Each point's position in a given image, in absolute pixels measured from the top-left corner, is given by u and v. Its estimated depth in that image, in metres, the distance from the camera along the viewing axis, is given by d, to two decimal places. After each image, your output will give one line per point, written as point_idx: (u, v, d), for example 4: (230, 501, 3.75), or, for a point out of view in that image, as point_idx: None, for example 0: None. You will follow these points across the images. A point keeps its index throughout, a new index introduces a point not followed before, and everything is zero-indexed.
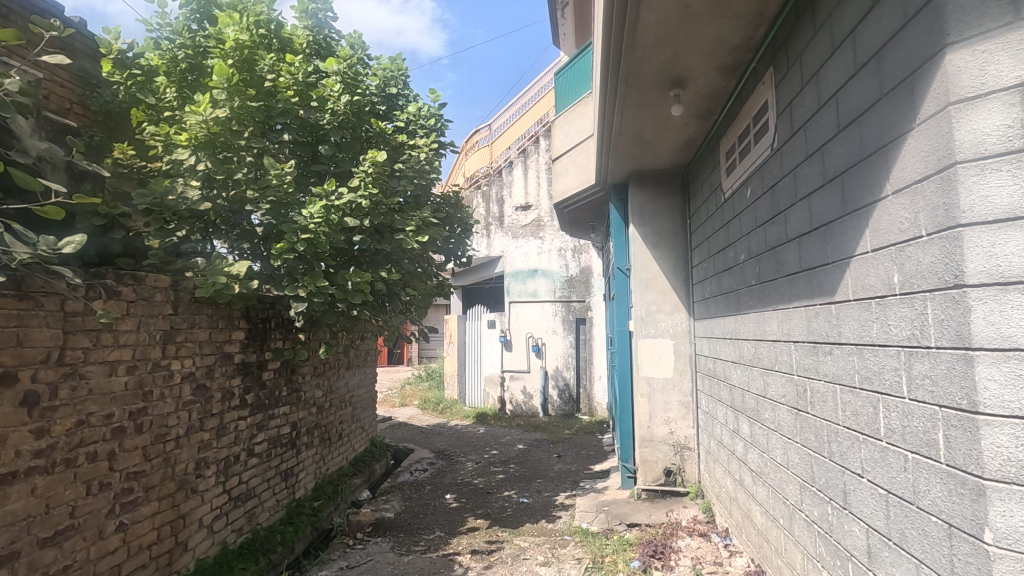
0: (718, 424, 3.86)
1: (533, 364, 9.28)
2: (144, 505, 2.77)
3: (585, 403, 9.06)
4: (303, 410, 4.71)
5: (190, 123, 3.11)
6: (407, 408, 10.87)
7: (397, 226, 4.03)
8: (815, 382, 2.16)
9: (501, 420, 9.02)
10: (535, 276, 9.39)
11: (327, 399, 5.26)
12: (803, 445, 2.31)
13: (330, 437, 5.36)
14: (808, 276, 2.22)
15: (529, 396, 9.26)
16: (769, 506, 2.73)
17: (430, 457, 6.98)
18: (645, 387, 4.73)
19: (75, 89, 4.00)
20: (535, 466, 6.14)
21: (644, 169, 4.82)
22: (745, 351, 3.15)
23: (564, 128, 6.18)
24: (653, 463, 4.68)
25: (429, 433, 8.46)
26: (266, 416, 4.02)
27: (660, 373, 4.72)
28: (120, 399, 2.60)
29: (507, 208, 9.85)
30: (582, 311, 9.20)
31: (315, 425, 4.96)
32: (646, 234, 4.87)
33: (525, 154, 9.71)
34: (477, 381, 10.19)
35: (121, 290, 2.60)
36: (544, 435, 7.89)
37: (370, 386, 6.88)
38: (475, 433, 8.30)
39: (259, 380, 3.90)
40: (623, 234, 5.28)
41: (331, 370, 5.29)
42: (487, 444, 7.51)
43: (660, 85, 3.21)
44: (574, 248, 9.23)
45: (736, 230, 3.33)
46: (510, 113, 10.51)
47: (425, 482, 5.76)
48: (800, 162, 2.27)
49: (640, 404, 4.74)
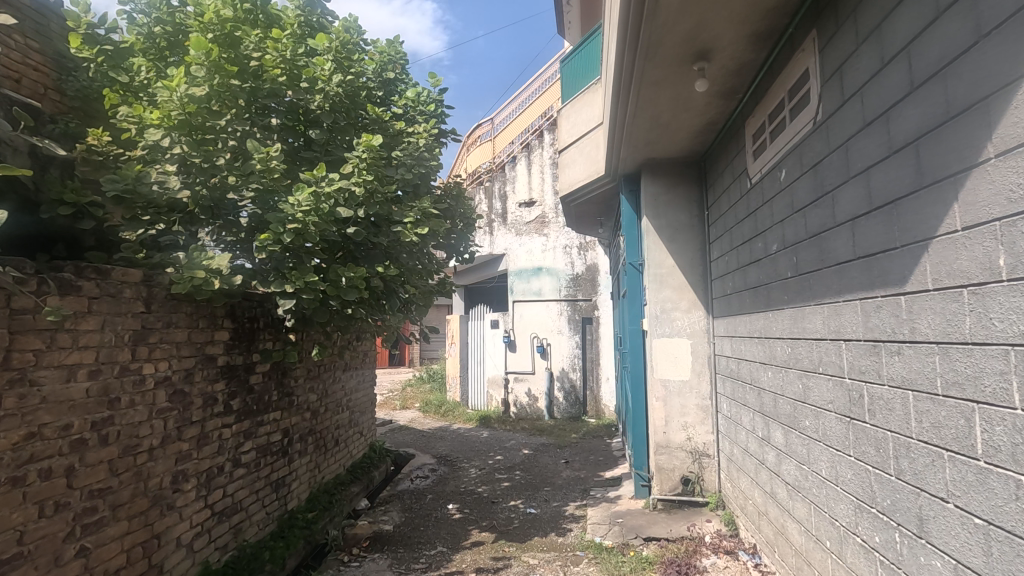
0: (743, 430, 3.57)
1: (538, 365, 8.99)
2: (110, 526, 2.47)
3: (593, 405, 8.75)
4: (296, 416, 4.42)
5: (164, 101, 2.81)
6: (408, 410, 10.59)
7: (394, 218, 3.75)
8: (875, 387, 1.87)
9: (506, 423, 8.73)
10: (540, 274, 9.10)
11: (322, 404, 4.97)
12: (857, 458, 2.01)
13: (326, 444, 5.08)
14: (865, 263, 1.92)
15: (535, 398, 8.97)
16: (811, 525, 2.44)
17: (431, 463, 6.69)
18: (661, 390, 4.43)
19: (50, 73, 3.71)
20: (542, 473, 5.85)
21: (658, 158, 4.52)
22: (778, 351, 2.84)
23: (570, 118, 5.89)
24: (669, 471, 4.37)
25: (431, 436, 8.18)
26: (254, 423, 3.73)
27: (676, 375, 4.42)
28: (81, 408, 2.31)
29: (510, 205, 9.56)
30: (588, 310, 8.90)
31: (309, 431, 4.67)
32: (661, 227, 4.57)
33: (529, 148, 9.42)
34: (480, 383, 9.90)
35: (81, 285, 2.32)
36: (550, 439, 7.59)
37: (369, 389, 6.59)
38: (479, 437, 8.00)
39: (246, 384, 3.61)
40: (636, 227, 4.95)
41: (326, 372, 5.00)
42: (491, 448, 7.22)
43: (682, 59, 2.91)
44: (579, 245, 8.94)
45: (765, 218, 3.03)
46: (513, 107, 10.22)
47: (427, 490, 5.47)
48: (854, 133, 1.98)
49: (655, 408, 4.44)
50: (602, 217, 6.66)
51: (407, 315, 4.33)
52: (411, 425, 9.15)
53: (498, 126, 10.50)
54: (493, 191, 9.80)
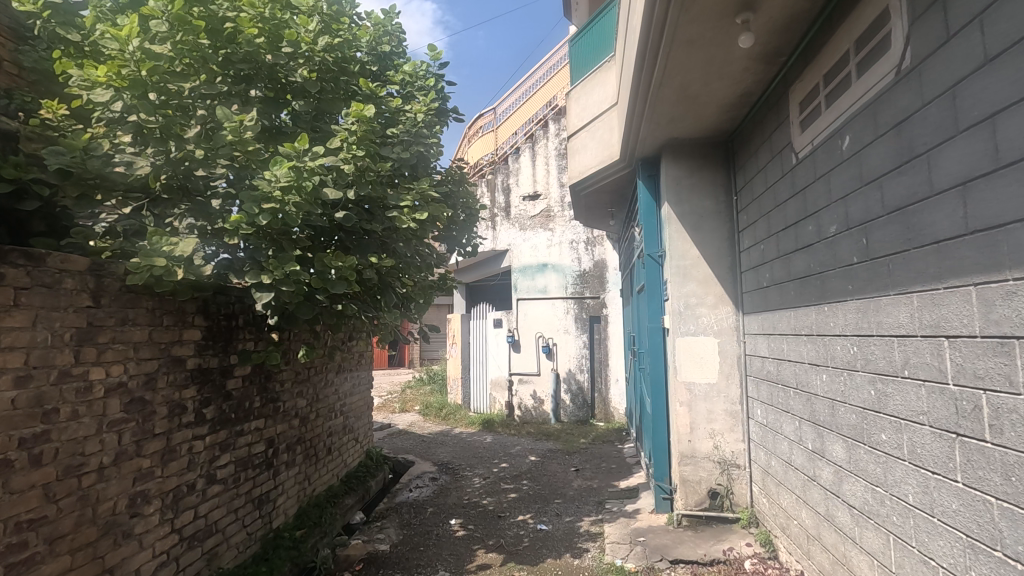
0: (785, 441, 3.16)
1: (544, 367, 8.58)
2: (46, 564, 2.05)
3: (601, 408, 8.32)
4: (282, 423, 4.00)
5: (112, 55, 2.40)
6: (407, 413, 10.16)
7: (389, 203, 3.37)
8: (1005, 399, 1.45)
9: (510, 427, 8.31)
10: (545, 271, 8.70)
11: (312, 410, 4.55)
12: (970, 486, 1.60)
13: (317, 453, 4.66)
14: (984, 238, 1.52)
15: (540, 401, 8.55)
16: (891, 561, 2.02)
17: (432, 471, 6.26)
18: (685, 394, 4.02)
19: (7, 43, 3.07)
20: (552, 483, 5.43)
21: (681, 137, 4.10)
22: (838, 350, 2.43)
23: (580, 100, 5.48)
24: (695, 484, 3.95)
25: (432, 442, 7.76)
26: (232, 433, 3.31)
27: (702, 378, 4.00)
28: (4, 423, 1.91)
29: (513, 198, 9.15)
30: (596, 309, 8.49)
31: (297, 440, 4.25)
32: (684, 214, 4.15)
33: (533, 139, 9.01)
34: (482, 385, 9.48)
35: (4, 273, 1.91)
36: (557, 444, 7.17)
37: (364, 392, 6.17)
38: (482, 442, 7.59)
39: (222, 390, 3.20)
40: (655, 215, 4.52)
41: (316, 375, 4.58)
42: (496, 455, 6.80)
43: (724, 9, 2.50)
44: (586, 240, 8.54)
45: (817, 197, 2.61)
46: (516, 96, 9.81)
47: (427, 502, 5.05)
48: (969, 74, 1.57)
49: (679, 414, 4.02)
50: (612, 208, 6.25)
51: (404, 314, 3.92)
52: (410, 430, 8.73)
53: (500, 116, 10.07)
54: (496, 184, 9.38)
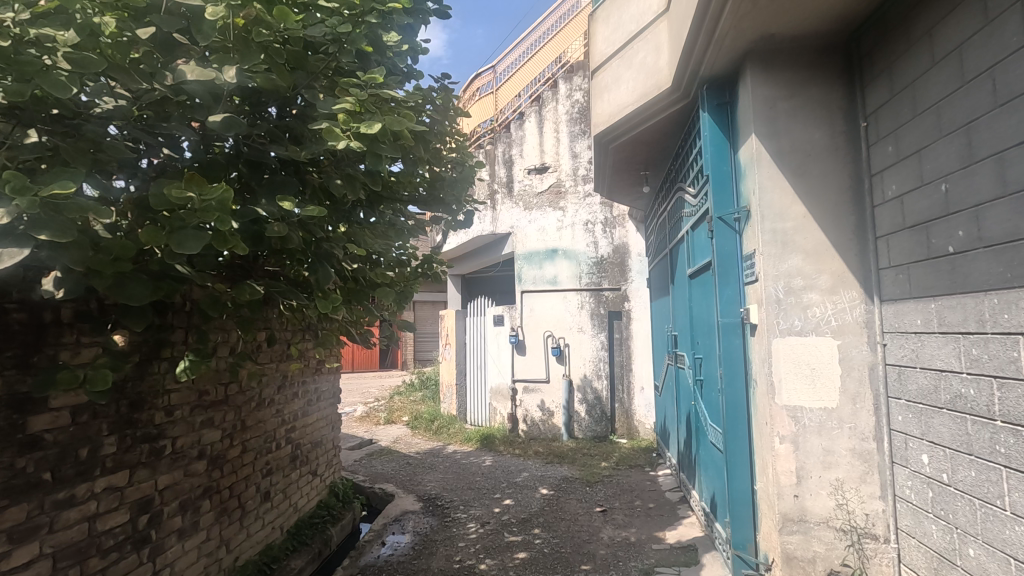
0: (1016, 525, 1.79)
1: (554, 372, 7.21)
2: None
3: (623, 422, 6.94)
4: (172, 472, 2.61)
5: None
6: (394, 425, 8.77)
7: (318, 109, 2.00)
8: None
9: (514, 445, 6.93)
10: (555, 257, 7.34)
11: (234, 443, 3.17)
12: None
13: (244, 504, 3.28)
14: None
15: (549, 413, 7.18)
16: None
17: (415, 509, 4.87)
18: (788, 426, 2.63)
19: None
20: (573, 534, 4.05)
21: (778, 36, 2.71)
22: None
23: (610, 20, 4.13)
24: (806, 565, 2.57)
25: (419, 465, 6.37)
26: (47, 505, 1.94)
27: (815, 403, 2.63)
28: None
29: (516, 172, 7.74)
30: (616, 302, 7.10)
31: (204, 492, 2.87)
32: (783, 152, 2.77)
33: (540, 102, 7.61)
34: (481, 394, 8.13)
35: None
36: (574, 470, 5.79)
37: (326, 410, 4.77)
38: (480, 466, 6.20)
39: (16, 436, 1.82)
40: (728, 162, 3.15)
41: (237, 393, 3.19)
42: (497, 485, 5.42)
43: None
44: (604, 220, 7.18)
45: None
46: (521, 50, 8.28)
47: (402, 567, 3.66)
48: None
49: (779, 456, 2.64)
50: (646, 172, 4.90)
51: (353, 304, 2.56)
52: (395, 447, 7.34)
53: (499, 78, 8.57)
54: (495, 156, 7.97)
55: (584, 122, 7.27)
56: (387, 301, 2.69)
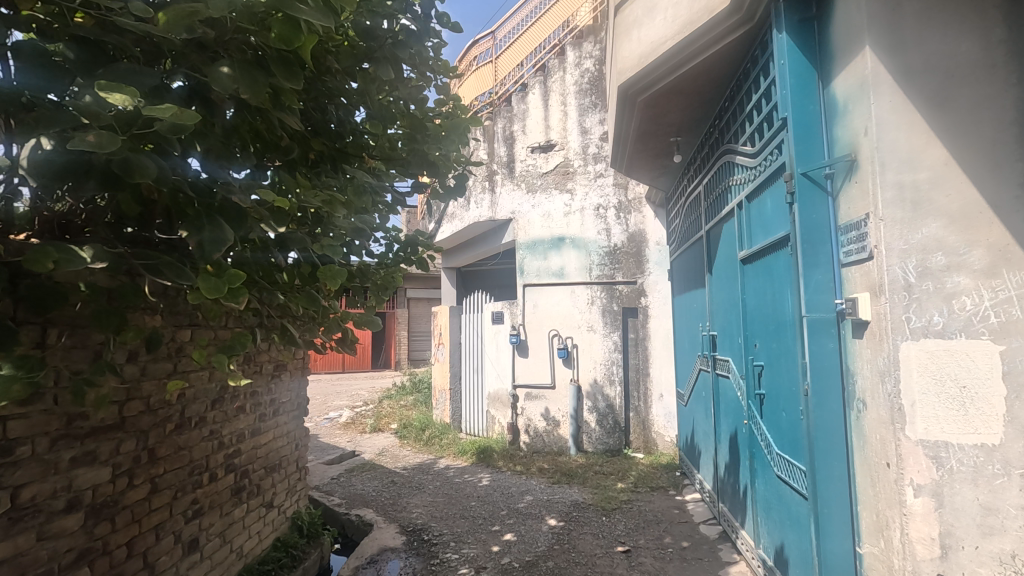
0: None
1: (560, 377, 6.36)
2: None
3: (639, 434, 6.10)
4: (13, 539, 1.76)
5: None
6: (381, 434, 7.91)
7: None
8: None
9: (514, 459, 6.08)
10: (562, 246, 6.51)
11: (135, 481, 2.32)
12: None
13: (151, 563, 2.42)
14: None
15: (554, 423, 6.33)
16: None
17: (395, 544, 4.02)
18: (927, 472, 1.80)
19: None
20: None
21: None
22: None
23: None
24: None
25: (405, 484, 5.51)
26: None
27: (966, 439, 1.77)
28: None
29: (517, 150, 6.88)
30: (631, 297, 6.25)
31: (79, 557, 2.02)
32: (913, 72, 1.91)
33: (545, 71, 6.76)
34: (478, 399, 7.28)
35: None
36: (586, 494, 4.94)
37: (288, 426, 3.92)
38: (475, 486, 5.36)
39: None
40: (815, 100, 2.31)
41: (141, 414, 2.35)
42: (495, 513, 4.58)
43: None
44: (618, 204, 6.35)
45: None
46: (523, 13, 7.39)
47: None
48: None
49: (913, 516, 1.80)
50: (677, 138, 4.08)
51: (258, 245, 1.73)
52: (380, 461, 6.48)
53: (499, 46, 7.65)
54: (494, 133, 7.11)
55: (595, 94, 6.43)
56: (336, 284, 1.86)
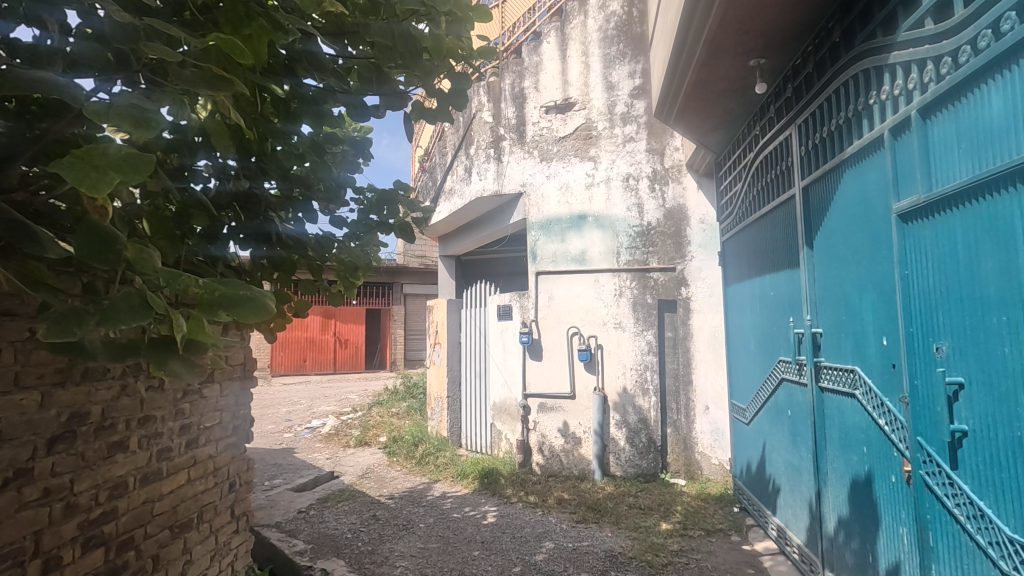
0: None
1: (581, 386, 5.20)
2: None
3: (678, 455, 4.95)
4: None
5: None
6: (366, 450, 6.75)
7: None
8: None
9: (526, 486, 4.94)
10: (583, 225, 5.36)
11: None
12: None
13: None
14: None
15: (574, 440, 5.18)
16: None
17: None
18: None
19: None
20: None
21: None
22: None
23: None
24: None
25: (389, 522, 4.36)
26: None
27: None
28: None
29: (529, 110, 5.72)
30: (669, 288, 5.09)
31: None
32: None
33: (563, 15, 5.61)
34: (482, 410, 6.14)
35: None
36: (622, 539, 3.79)
37: (214, 462, 2.77)
38: (478, 525, 4.21)
39: None
40: None
41: None
42: (505, 571, 3.42)
43: None
44: (652, 174, 5.19)
45: None
46: None
47: None
48: None
49: None
50: (758, 58, 2.97)
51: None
52: (362, 485, 5.32)
53: None
54: (500, 91, 5.92)
55: (624, 41, 5.27)
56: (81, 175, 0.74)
